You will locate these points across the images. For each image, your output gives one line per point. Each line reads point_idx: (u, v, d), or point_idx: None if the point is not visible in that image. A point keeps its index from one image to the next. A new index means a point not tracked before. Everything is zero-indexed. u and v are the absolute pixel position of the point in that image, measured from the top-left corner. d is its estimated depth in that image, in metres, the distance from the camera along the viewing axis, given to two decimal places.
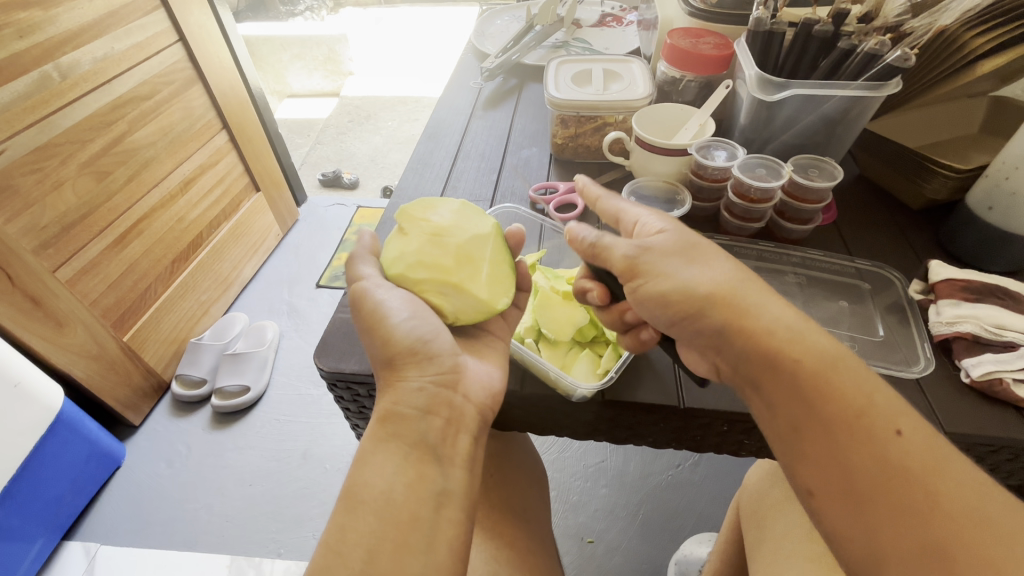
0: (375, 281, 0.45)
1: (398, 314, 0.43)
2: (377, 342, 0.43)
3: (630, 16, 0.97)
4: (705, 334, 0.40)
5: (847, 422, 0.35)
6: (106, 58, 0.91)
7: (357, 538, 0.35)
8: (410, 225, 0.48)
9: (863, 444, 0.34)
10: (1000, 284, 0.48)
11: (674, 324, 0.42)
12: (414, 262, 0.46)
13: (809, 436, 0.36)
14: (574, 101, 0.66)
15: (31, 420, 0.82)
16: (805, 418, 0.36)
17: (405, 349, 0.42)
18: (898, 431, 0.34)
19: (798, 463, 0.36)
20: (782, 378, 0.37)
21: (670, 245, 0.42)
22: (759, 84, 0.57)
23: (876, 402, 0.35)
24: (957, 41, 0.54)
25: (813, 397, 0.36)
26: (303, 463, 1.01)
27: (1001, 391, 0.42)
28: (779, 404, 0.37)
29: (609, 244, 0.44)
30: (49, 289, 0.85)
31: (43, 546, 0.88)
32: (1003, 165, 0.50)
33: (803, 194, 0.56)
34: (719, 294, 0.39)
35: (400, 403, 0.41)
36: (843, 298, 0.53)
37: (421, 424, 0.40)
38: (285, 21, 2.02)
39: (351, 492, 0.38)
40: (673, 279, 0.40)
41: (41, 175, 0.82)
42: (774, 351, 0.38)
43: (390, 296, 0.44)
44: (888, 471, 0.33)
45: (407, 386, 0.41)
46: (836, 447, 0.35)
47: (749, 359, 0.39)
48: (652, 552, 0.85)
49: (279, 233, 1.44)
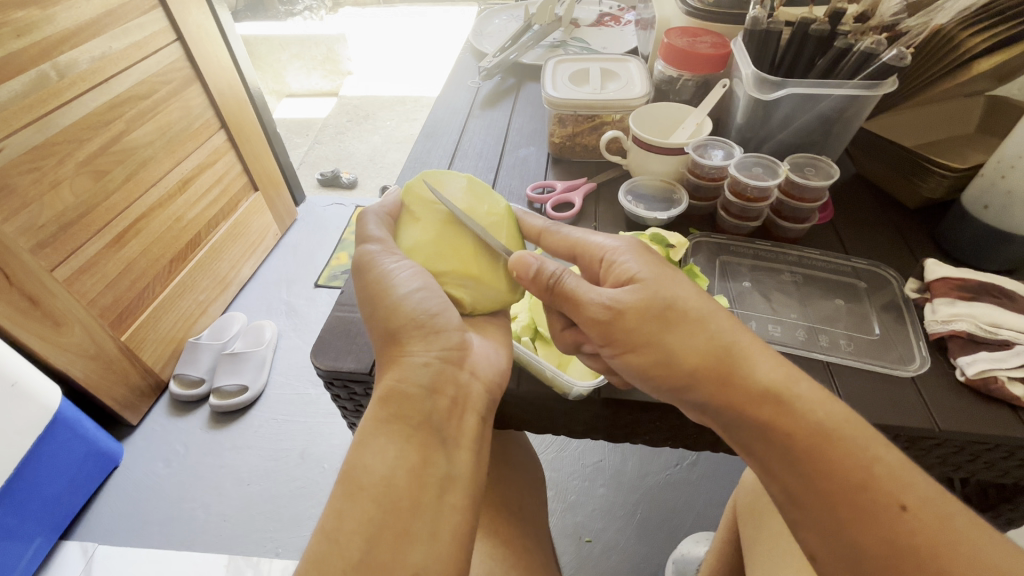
0: (389, 257, 0.45)
1: (407, 287, 0.43)
2: (382, 313, 0.43)
3: (628, 16, 0.97)
4: (693, 402, 0.40)
5: (847, 497, 0.35)
6: (104, 57, 0.91)
7: (355, 526, 0.35)
8: (421, 208, 0.49)
9: (869, 521, 0.34)
10: (997, 283, 0.48)
11: (660, 392, 0.41)
12: (433, 252, 0.47)
13: (808, 510, 0.36)
14: (573, 99, 0.66)
15: (29, 420, 0.82)
16: (799, 489, 0.36)
17: (411, 321, 0.42)
18: (903, 506, 0.34)
19: (797, 529, 0.37)
20: (776, 454, 0.37)
21: (646, 306, 0.40)
22: (756, 83, 0.57)
23: (879, 471, 0.35)
24: (954, 39, 0.54)
25: (811, 469, 0.36)
26: (301, 463, 1.01)
27: (996, 390, 0.42)
28: (776, 475, 0.38)
29: (577, 292, 0.40)
30: (47, 289, 0.85)
31: (41, 546, 0.88)
32: (999, 164, 0.50)
33: (799, 193, 0.56)
34: (705, 364, 0.38)
35: (403, 379, 0.40)
36: (839, 296, 0.53)
37: (426, 403, 0.40)
38: (285, 20, 2.02)
39: (348, 477, 0.37)
40: (659, 350, 0.39)
41: (39, 173, 0.83)
42: (764, 423, 0.37)
43: (405, 271, 0.44)
44: (895, 550, 0.33)
45: (411, 360, 0.41)
46: (837, 526, 0.35)
47: (743, 427, 0.38)
48: (650, 552, 0.85)
49: (278, 233, 1.44)
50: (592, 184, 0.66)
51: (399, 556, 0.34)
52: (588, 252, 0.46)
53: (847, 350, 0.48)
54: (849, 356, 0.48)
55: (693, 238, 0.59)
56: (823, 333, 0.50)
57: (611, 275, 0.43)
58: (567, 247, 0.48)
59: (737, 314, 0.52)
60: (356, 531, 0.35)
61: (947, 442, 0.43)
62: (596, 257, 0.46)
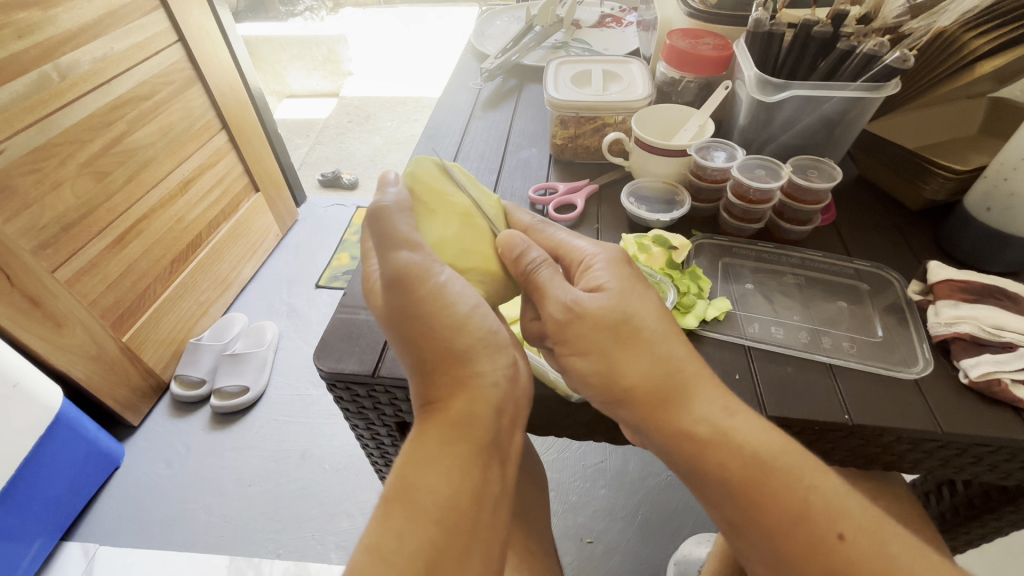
0: (438, 269, 0.41)
1: (466, 303, 0.41)
2: (447, 333, 0.40)
3: (630, 17, 0.98)
4: (628, 421, 0.41)
5: (785, 528, 0.36)
6: (106, 58, 0.91)
7: (416, 548, 0.35)
8: (437, 201, 0.46)
9: (808, 550, 0.35)
10: (999, 285, 0.48)
11: (599, 400, 0.42)
12: (458, 247, 0.45)
13: (753, 539, 0.37)
14: (574, 101, 0.66)
15: (30, 421, 0.82)
16: (739, 522, 0.38)
17: (478, 340, 0.40)
18: (841, 536, 0.35)
19: (741, 557, 0.39)
20: (714, 488, 0.38)
21: (604, 316, 0.40)
22: (758, 86, 0.57)
23: (813, 504, 0.36)
24: (956, 42, 0.54)
25: (750, 501, 0.37)
26: (301, 464, 1.01)
27: (1000, 391, 0.42)
28: (716, 507, 0.39)
29: (544, 288, 0.42)
30: (48, 290, 0.85)
31: (42, 547, 0.88)
32: (1002, 166, 0.50)
33: (801, 195, 0.56)
34: (645, 384, 0.39)
35: (476, 402, 0.39)
36: (842, 298, 0.53)
37: (492, 425, 0.39)
38: (285, 21, 2.02)
39: (406, 496, 0.36)
40: (605, 361, 0.40)
41: (40, 174, 0.82)
42: (699, 455, 0.38)
43: (458, 282, 0.42)
44: None
45: (484, 382, 0.40)
46: (777, 555, 0.36)
47: (680, 460, 0.39)
48: (652, 552, 0.85)
49: (279, 233, 1.44)
50: (594, 186, 0.66)
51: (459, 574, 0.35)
52: (568, 255, 0.46)
53: (850, 352, 0.48)
54: (852, 358, 0.48)
55: (695, 240, 0.59)
56: (826, 335, 0.50)
57: (582, 279, 0.44)
58: (551, 246, 0.48)
59: (740, 315, 0.52)
60: (417, 555, 0.34)
61: (950, 444, 0.43)
62: (576, 261, 0.46)
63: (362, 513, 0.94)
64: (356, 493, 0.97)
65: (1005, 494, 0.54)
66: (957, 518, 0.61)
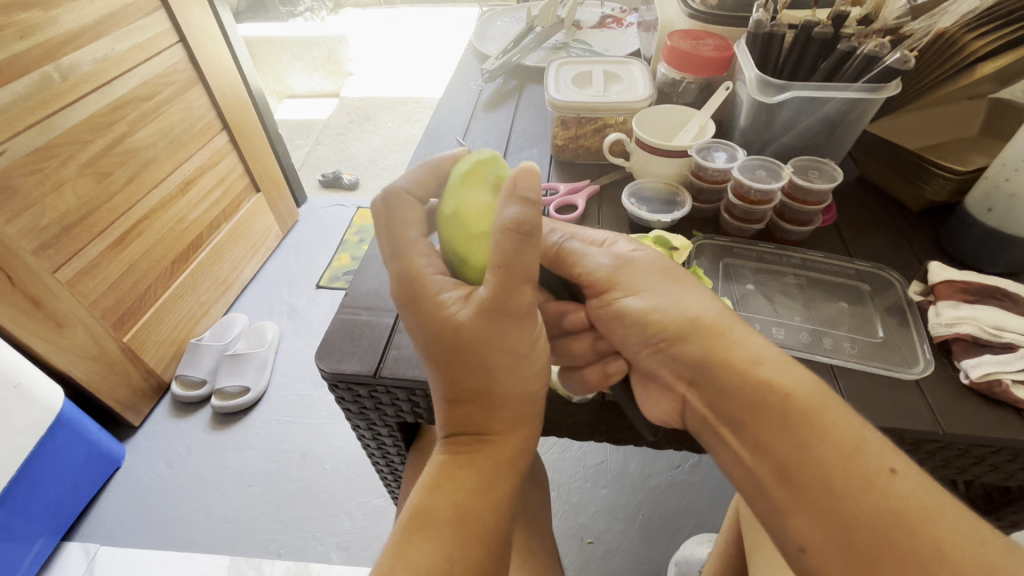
0: (536, 312, 0.39)
1: (543, 342, 0.41)
2: (524, 375, 0.39)
3: (630, 18, 0.98)
4: (684, 360, 0.40)
5: (835, 463, 0.33)
6: (107, 59, 0.91)
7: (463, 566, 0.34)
8: None
9: (859, 485, 0.32)
10: (1000, 286, 0.48)
11: (652, 346, 0.42)
12: None
13: (799, 481, 0.34)
14: (575, 102, 0.66)
15: (31, 421, 0.82)
16: (789, 463, 0.34)
17: (539, 383, 0.41)
18: (892, 470, 0.32)
19: (781, 517, 0.35)
20: (767, 427, 0.36)
21: (650, 264, 0.44)
22: (759, 86, 0.57)
23: (866, 438, 0.34)
24: (957, 43, 0.54)
25: (803, 434, 0.34)
26: (302, 464, 1.01)
27: (1001, 393, 0.42)
28: (764, 450, 0.36)
29: (581, 253, 0.44)
30: (49, 290, 0.85)
31: (43, 547, 0.88)
32: (1003, 167, 0.50)
33: (802, 196, 0.56)
34: (708, 316, 0.40)
35: (525, 437, 0.41)
36: (842, 299, 0.53)
37: (530, 455, 0.41)
38: (286, 21, 2.02)
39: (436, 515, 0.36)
40: (663, 297, 0.41)
41: (41, 175, 0.83)
42: (757, 386, 0.37)
43: (540, 326, 0.40)
44: (886, 520, 0.31)
45: (532, 418, 0.41)
46: (824, 493, 0.33)
47: (733, 397, 0.38)
48: (653, 553, 0.85)
49: (279, 234, 1.44)
50: (595, 187, 0.66)
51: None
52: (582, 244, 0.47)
53: (851, 352, 0.48)
54: (852, 358, 0.48)
55: (696, 240, 0.59)
56: (827, 335, 0.50)
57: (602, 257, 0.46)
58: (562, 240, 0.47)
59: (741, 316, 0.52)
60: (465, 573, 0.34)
61: (952, 445, 0.43)
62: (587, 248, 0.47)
63: (363, 513, 0.94)
64: (357, 494, 0.97)
65: (1006, 495, 0.54)
66: None
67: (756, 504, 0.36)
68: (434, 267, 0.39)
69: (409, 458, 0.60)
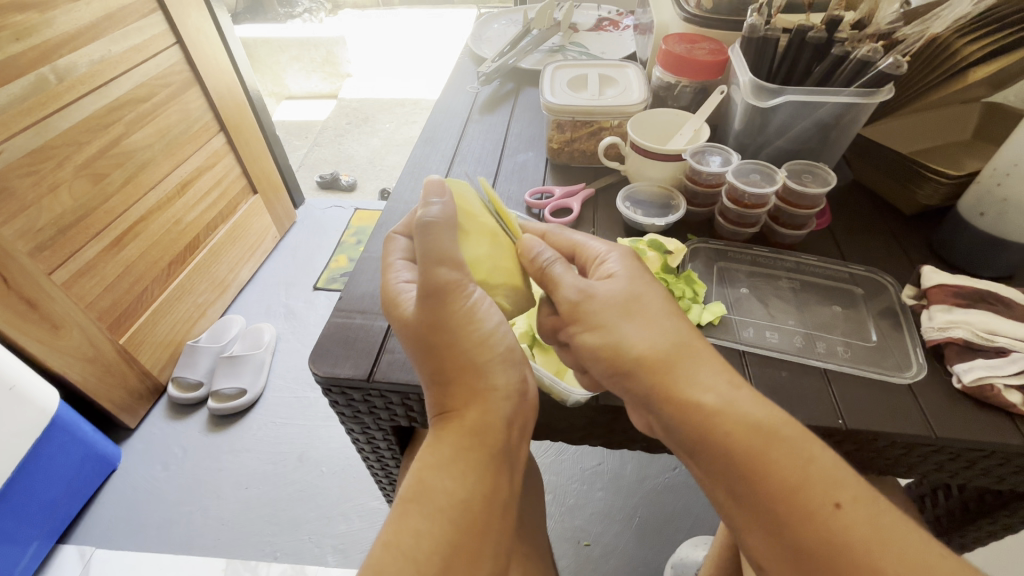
0: (471, 286, 0.41)
1: (491, 320, 0.41)
2: (466, 350, 0.40)
3: (628, 20, 0.98)
4: (635, 397, 0.40)
5: (782, 500, 0.35)
6: (104, 61, 0.91)
7: (432, 546, 0.36)
8: (471, 223, 0.45)
9: (803, 520, 0.35)
10: (992, 290, 0.49)
11: (609, 376, 0.41)
12: (493, 265, 0.44)
13: (754, 511, 0.37)
14: (570, 105, 0.66)
15: (27, 423, 0.82)
16: (742, 491, 0.37)
17: (495, 355, 0.41)
18: (837, 505, 0.34)
19: (740, 535, 0.38)
20: (719, 462, 0.38)
21: (615, 296, 0.42)
22: (753, 91, 0.57)
23: (812, 472, 0.35)
24: (950, 47, 0.55)
25: (750, 472, 0.36)
26: (299, 467, 1.01)
27: (993, 397, 0.43)
28: (718, 478, 0.38)
29: (557, 279, 0.43)
30: (46, 292, 0.85)
31: (38, 549, 0.88)
32: (995, 171, 0.50)
33: (796, 200, 0.56)
34: (654, 357, 0.39)
35: (489, 413, 0.40)
36: (836, 303, 0.53)
37: (503, 436, 0.40)
38: (285, 22, 2.03)
39: (421, 497, 0.37)
40: (613, 335, 0.40)
41: (37, 177, 0.83)
42: (704, 426, 0.38)
43: (485, 301, 0.41)
44: (830, 551, 0.34)
45: (495, 395, 0.40)
46: (774, 525, 0.36)
47: (682, 432, 0.39)
48: (650, 555, 0.85)
49: (277, 235, 1.44)
50: (590, 190, 0.66)
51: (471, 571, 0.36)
52: (583, 255, 0.47)
53: (844, 356, 0.48)
54: (845, 362, 0.48)
55: (691, 243, 0.59)
56: (820, 339, 0.50)
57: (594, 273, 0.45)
58: (566, 247, 0.48)
59: (735, 320, 0.52)
60: (434, 551, 0.35)
61: (943, 449, 0.43)
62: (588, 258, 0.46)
63: (359, 515, 0.94)
64: (354, 496, 0.97)
65: (1000, 498, 0.54)
66: (952, 522, 0.61)
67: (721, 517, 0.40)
68: (405, 278, 0.44)
69: (404, 461, 0.60)
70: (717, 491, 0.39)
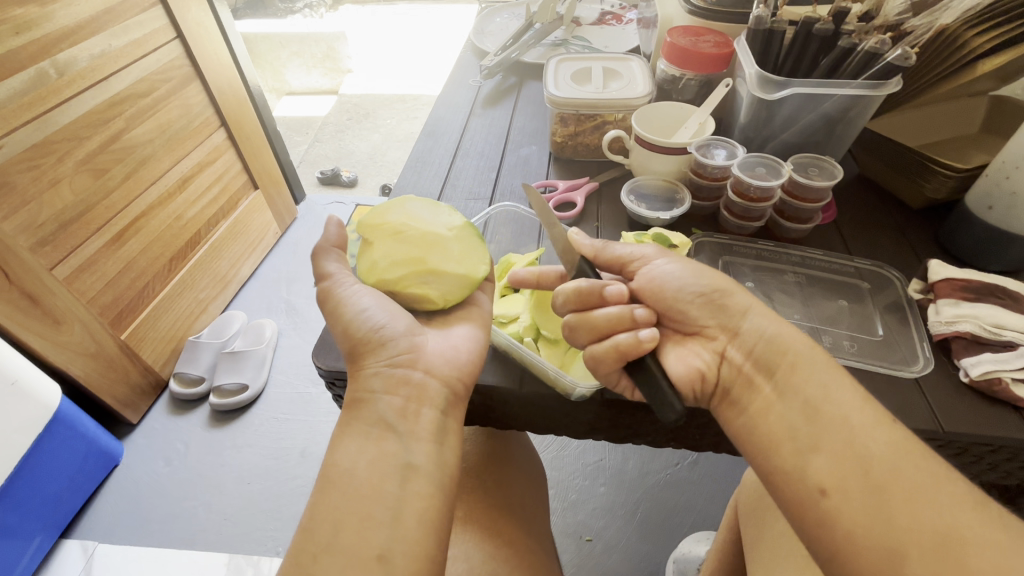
0: (346, 283, 0.46)
1: (359, 307, 0.44)
2: (339, 337, 0.44)
3: (630, 14, 0.97)
4: (727, 312, 0.43)
5: (861, 409, 0.37)
6: (104, 55, 0.90)
7: (327, 514, 0.35)
8: (373, 233, 0.49)
9: (880, 426, 0.36)
10: (1000, 284, 0.48)
11: (696, 300, 0.44)
12: (390, 264, 0.48)
13: (828, 419, 0.37)
14: (574, 98, 0.66)
15: (29, 417, 0.82)
16: (814, 405, 0.38)
17: (359, 340, 0.43)
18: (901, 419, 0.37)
19: (799, 462, 0.36)
20: (800, 374, 0.39)
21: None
22: (759, 83, 0.57)
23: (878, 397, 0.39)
24: (958, 40, 0.54)
25: (829, 383, 0.38)
26: (301, 462, 1.01)
27: (1000, 391, 0.42)
28: (793, 391, 0.39)
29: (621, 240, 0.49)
30: (47, 287, 0.84)
31: (41, 544, 0.88)
32: (1003, 164, 0.49)
33: (802, 194, 0.56)
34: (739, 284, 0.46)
35: (361, 390, 0.41)
36: (842, 297, 0.53)
37: (380, 405, 0.40)
38: (285, 18, 2.01)
39: (325, 477, 0.37)
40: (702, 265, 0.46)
41: (38, 171, 0.82)
42: (789, 344, 0.41)
43: (360, 292, 0.45)
44: (904, 453, 0.34)
45: (365, 373, 0.42)
46: (853, 430, 0.36)
47: (768, 346, 0.41)
48: (652, 551, 0.85)
49: (278, 231, 1.44)
50: (594, 184, 0.66)
51: (364, 539, 0.34)
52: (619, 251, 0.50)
53: (850, 351, 0.48)
54: (851, 357, 0.47)
55: (695, 238, 0.59)
56: (826, 334, 0.50)
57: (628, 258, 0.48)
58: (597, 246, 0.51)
59: None
60: (329, 518, 0.35)
61: (951, 443, 0.43)
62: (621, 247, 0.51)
63: None
64: None
65: (1005, 493, 0.54)
66: None
67: (781, 449, 0.37)
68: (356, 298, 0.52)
69: None
70: (789, 413, 0.38)
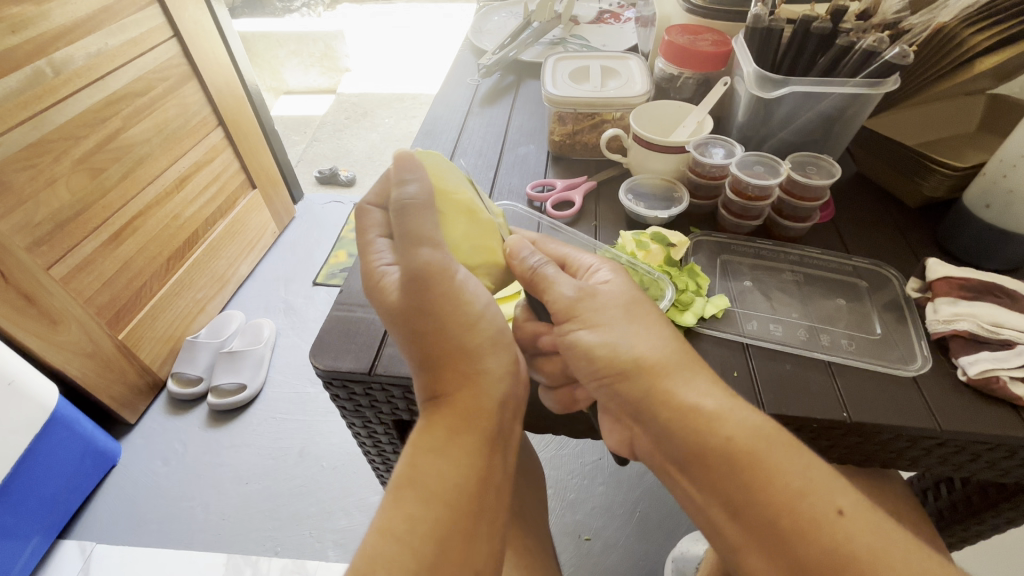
0: (455, 266, 0.42)
1: (481, 300, 0.42)
2: (457, 330, 0.41)
3: (628, 13, 0.97)
4: (630, 399, 0.41)
5: (784, 506, 0.35)
6: (100, 54, 0.90)
7: (428, 532, 0.36)
8: (447, 203, 0.44)
9: (809, 531, 0.34)
10: (997, 282, 0.48)
11: (598, 382, 0.42)
12: (469, 246, 0.45)
13: (752, 515, 0.36)
14: (572, 97, 0.65)
15: (25, 418, 0.81)
16: (738, 504, 0.37)
17: (488, 340, 0.42)
18: (840, 511, 0.34)
19: (737, 553, 0.38)
20: (717, 472, 0.37)
21: (616, 298, 0.43)
22: (757, 81, 0.57)
23: (814, 481, 0.36)
24: (957, 37, 0.54)
25: (750, 481, 0.36)
26: (299, 462, 1.00)
27: (998, 389, 0.42)
28: (713, 487, 0.38)
29: (551, 279, 0.44)
30: (43, 286, 0.84)
31: (38, 545, 0.88)
32: (1001, 162, 0.50)
33: (800, 192, 0.56)
34: (652, 355, 0.41)
35: (481, 396, 0.41)
36: (841, 296, 0.53)
37: (496, 417, 0.41)
38: (282, 17, 2.01)
39: (415, 484, 0.38)
40: (610, 331, 0.42)
41: (34, 170, 0.82)
42: (702, 431, 0.38)
43: (473, 281, 0.42)
44: (834, 561, 0.33)
45: (487, 378, 0.41)
46: (776, 534, 0.35)
47: (680, 440, 0.39)
48: (651, 549, 0.85)
49: (276, 230, 1.43)
50: (592, 183, 0.66)
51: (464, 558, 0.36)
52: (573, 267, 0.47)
53: (848, 349, 0.48)
54: (849, 354, 0.47)
55: (693, 237, 0.59)
56: (824, 332, 0.50)
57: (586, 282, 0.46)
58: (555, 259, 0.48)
59: (738, 313, 0.51)
60: (429, 536, 0.36)
61: (946, 442, 0.43)
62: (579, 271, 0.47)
63: (360, 509, 0.94)
64: (356, 491, 0.96)
65: (1002, 491, 0.54)
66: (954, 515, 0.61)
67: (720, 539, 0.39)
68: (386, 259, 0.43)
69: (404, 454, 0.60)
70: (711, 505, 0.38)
